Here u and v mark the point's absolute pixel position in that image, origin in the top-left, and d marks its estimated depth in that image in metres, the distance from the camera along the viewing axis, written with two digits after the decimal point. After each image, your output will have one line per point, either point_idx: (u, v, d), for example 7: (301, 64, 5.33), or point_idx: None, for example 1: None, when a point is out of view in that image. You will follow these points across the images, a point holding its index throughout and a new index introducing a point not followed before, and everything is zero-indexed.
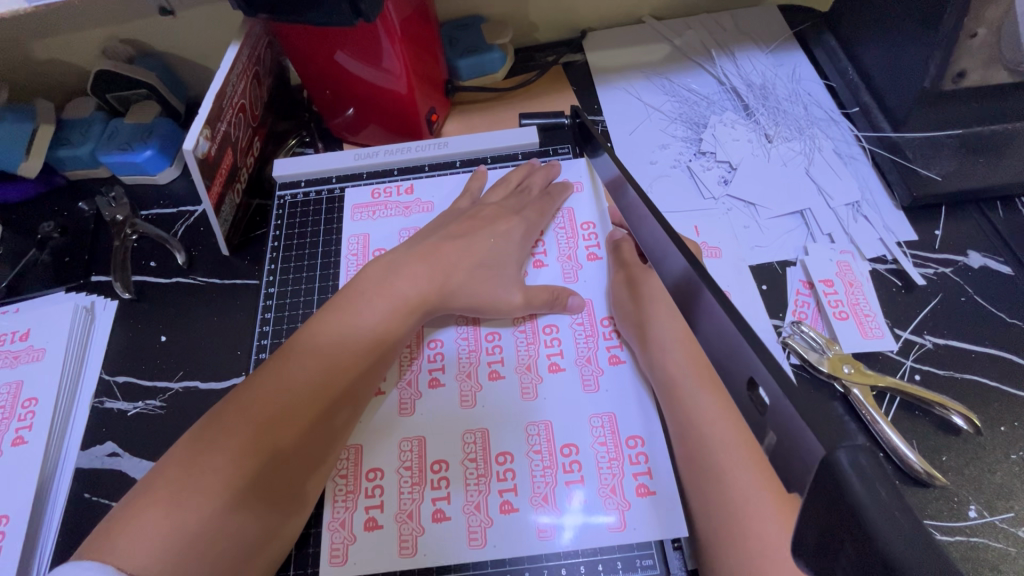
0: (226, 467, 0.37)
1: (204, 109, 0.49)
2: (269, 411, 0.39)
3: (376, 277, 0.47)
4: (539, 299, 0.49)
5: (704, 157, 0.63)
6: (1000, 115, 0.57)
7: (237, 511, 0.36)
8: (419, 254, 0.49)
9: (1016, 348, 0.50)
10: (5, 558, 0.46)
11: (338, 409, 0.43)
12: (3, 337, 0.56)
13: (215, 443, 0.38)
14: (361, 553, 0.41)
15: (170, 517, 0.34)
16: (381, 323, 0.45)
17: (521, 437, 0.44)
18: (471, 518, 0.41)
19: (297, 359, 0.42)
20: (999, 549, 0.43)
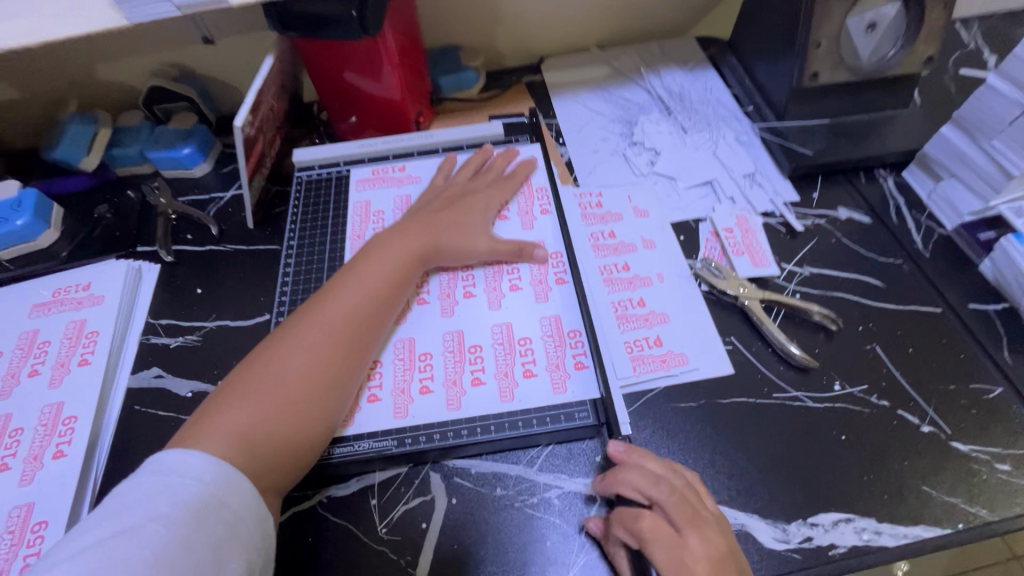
0: (271, 389, 0.49)
1: (248, 99, 0.64)
2: (305, 338, 0.53)
3: (385, 239, 0.62)
4: (506, 249, 0.64)
5: (636, 146, 0.79)
6: (852, 108, 0.75)
7: (284, 417, 0.49)
8: (420, 221, 0.64)
9: (871, 273, 0.65)
10: (73, 447, 0.56)
11: (360, 343, 0.55)
12: (67, 288, 0.68)
13: (266, 363, 0.51)
14: (367, 415, 0.56)
15: (238, 411, 0.48)
16: (388, 276, 0.59)
17: (488, 333, 0.60)
18: (451, 390, 0.57)
19: (323, 302, 0.56)
20: (857, 410, 0.56)
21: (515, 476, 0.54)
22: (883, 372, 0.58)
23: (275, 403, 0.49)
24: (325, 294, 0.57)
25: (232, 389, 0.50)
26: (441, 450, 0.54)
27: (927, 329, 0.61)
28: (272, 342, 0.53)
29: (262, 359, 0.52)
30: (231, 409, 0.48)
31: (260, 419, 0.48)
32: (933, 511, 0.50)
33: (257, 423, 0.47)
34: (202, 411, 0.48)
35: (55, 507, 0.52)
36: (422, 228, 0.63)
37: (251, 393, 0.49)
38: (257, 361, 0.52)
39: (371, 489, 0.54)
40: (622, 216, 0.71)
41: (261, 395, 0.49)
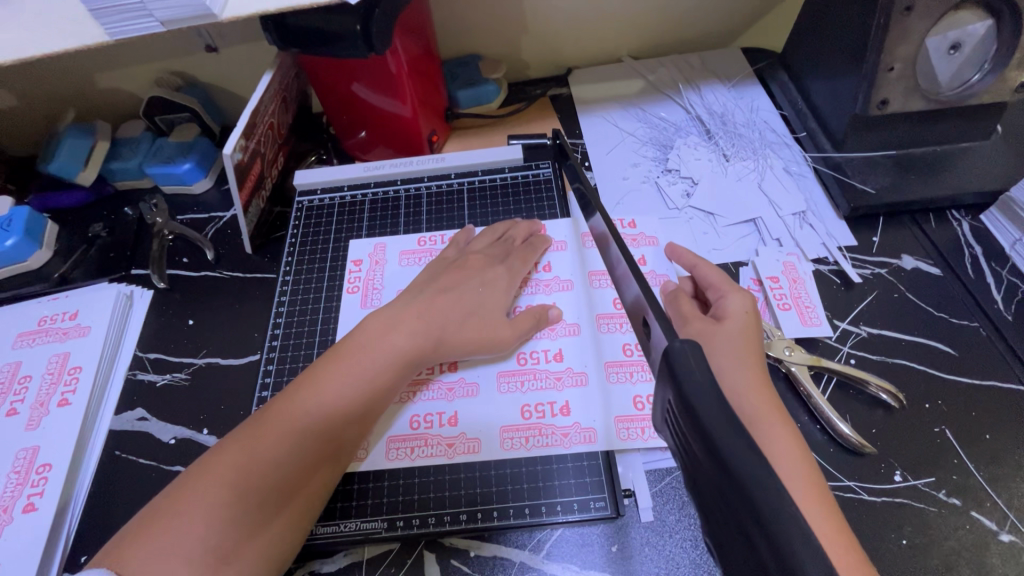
0: (202, 509, 0.41)
1: (241, 122, 0.59)
2: (260, 458, 0.44)
3: (377, 331, 0.52)
4: (525, 325, 0.55)
5: (670, 174, 0.72)
6: (924, 139, 0.66)
7: (222, 539, 0.41)
8: (418, 307, 0.54)
9: (941, 338, 0.57)
10: (46, 499, 0.52)
11: (294, 461, 0.45)
12: (53, 315, 0.64)
13: (218, 478, 0.43)
14: (447, 494, 0.50)
15: (175, 527, 0.40)
16: (364, 370, 0.50)
17: (579, 353, 0.56)
18: (612, 417, 0.52)
19: (286, 409, 0.47)
20: (921, 509, 0.48)
21: (518, 563, 0.47)
22: (954, 463, 0.50)
23: (228, 510, 0.42)
24: (288, 400, 0.48)
25: (171, 500, 0.42)
26: (435, 534, 0.49)
27: (1008, 409, 0.52)
28: (207, 459, 0.44)
29: (196, 476, 0.43)
30: (166, 534, 0.40)
31: (213, 536, 0.40)
32: None
33: (194, 541, 0.40)
34: (139, 520, 0.41)
35: (22, 569, 0.49)
36: (420, 318, 0.53)
37: (189, 507, 0.41)
38: (205, 476, 0.43)
39: (358, 567, 0.48)
40: (656, 239, 0.65)
41: (192, 515, 0.41)
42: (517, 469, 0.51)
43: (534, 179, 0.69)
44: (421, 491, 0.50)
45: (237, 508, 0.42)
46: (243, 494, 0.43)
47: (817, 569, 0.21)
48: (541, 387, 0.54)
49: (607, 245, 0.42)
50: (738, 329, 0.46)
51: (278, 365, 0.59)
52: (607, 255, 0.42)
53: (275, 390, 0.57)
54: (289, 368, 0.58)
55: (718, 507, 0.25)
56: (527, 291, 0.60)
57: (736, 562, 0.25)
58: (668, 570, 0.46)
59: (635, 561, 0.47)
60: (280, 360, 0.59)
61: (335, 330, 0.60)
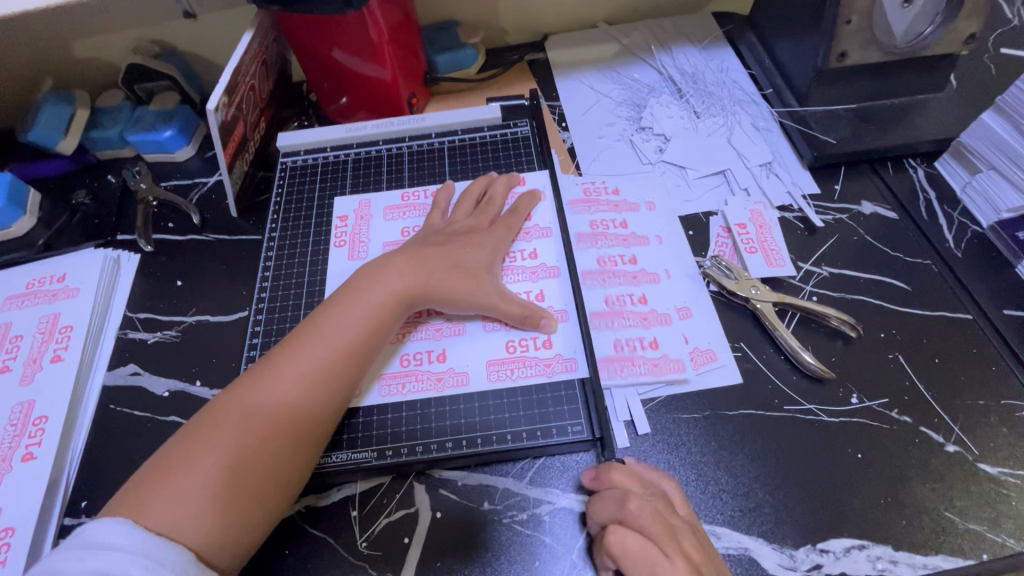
0: (208, 453, 0.44)
1: (223, 80, 0.59)
2: (260, 399, 0.47)
3: (368, 278, 0.55)
4: (511, 314, 0.55)
5: (644, 132, 0.74)
6: (882, 93, 0.69)
7: (226, 480, 0.44)
8: (405, 257, 0.56)
9: (897, 275, 0.60)
10: (44, 448, 0.54)
11: (293, 406, 0.47)
12: (42, 279, 0.65)
13: (222, 423, 0.46)
14: (435, 425, 0.52)
15: (184, 468, 0.43)
16: (357, 322, 0.51)
17: (560, 294, 0.59)
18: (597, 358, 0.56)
19: (285, 357, 0.49)
20: (875, 426, 0.52)
21: (503, 489, 0.51)
22: (906, 385, 0.53)
23: (234, 454, 0.44)
24: (289, 346, 0.50)
25: (183, 443, 0.45)
26: (424, 462, 0.51)
27: (956, 336, 0.56)
28: (213, 407, 0.47)
29: (203, 423, 0.46)
30: (179, 470, 0.43)
31: (219, 476, 0.44)
32: (958, 540, 0.46)
33: (201, 483, 0.43)
34: (157, 460, 0.45)
35: (23, 512, 0.50)
36: (409, 262, 0.55)
37: (197, 451, 0.44)
38: (212, 421, 0.46)
39: (351, 499, 0.51)
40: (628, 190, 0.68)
41: (200, 458, 0.44)
42: (500, 402, 0.53)
43: (513, 137, 0.71)
44: (410, 423, 0.53)
45: (240, 451, 0.45)
46: (247, 433, 0.45)
47: None
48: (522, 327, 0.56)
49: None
50: None
51: (267, 317, 0.60)
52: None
53: (264, 341, 0.59)
54: (279, 322, 0.60)
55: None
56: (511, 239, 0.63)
57: None
58: None
59: None
60: (269, 312, 0.61)
61: (322, 283, 0.62)
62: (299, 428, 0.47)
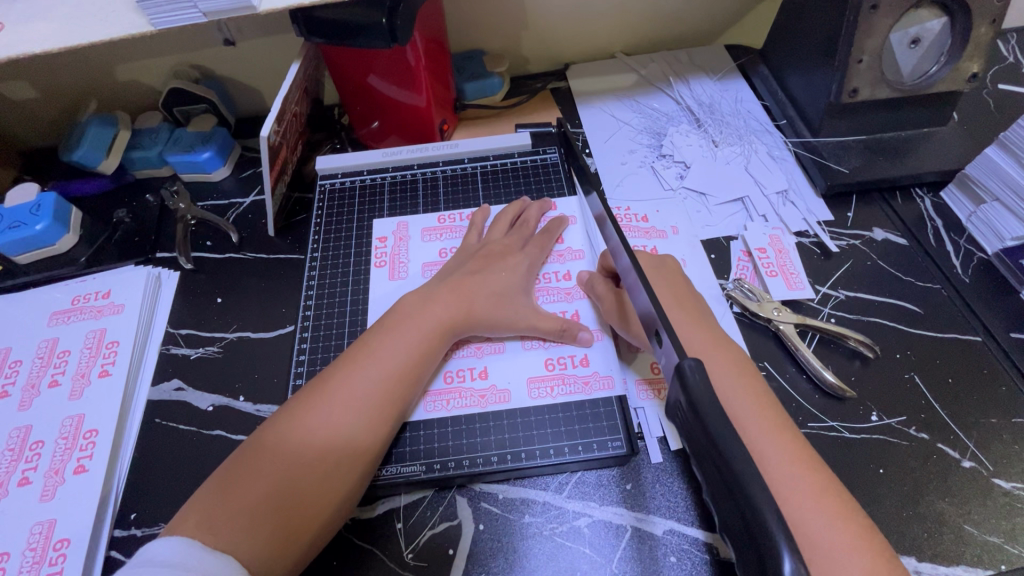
0: (273, 468, 0.47)
1: (274, 109, 0.63)
2: (321, 417, 0.49)
3: (415, 301, 0.57)
4: (550, 329, 0.58)
5: (665, 159, 0.78)
6: (890, 126, 0.73)
7: (289, 494, 0.46)
8: (448, 284, 0.59)
9: (910, 298, 0.64)
10: (95, 460, 0.55)
11: (352, 423, 0.50)
12: (87, 295, 0.67)
13: (272, 449, 0.48)
14: (479, 440, 0.55)
15: (248, 483, 0.46)
16: (409, 344, 0.54)
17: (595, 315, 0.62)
18: (633, 380, 0.58)
19: (340, 376, 0.52)
20: (895, 443, 0.54)
21: (542, 502, 0.53)
22: (922, 403, 0.57)
23: (297, 470, 0.47)
24: (347, 366, 0.53)
25: (247, 459, 0.47)
26: (468, 476, 0.53)
27: (967, 357, 0.59)
28: (276, 423, 0.50)
29: (265, 440, 0.49)
30: (243, 485, 0.46)
31: (282, 489, 0.46)
32: (977, 551, 0.49)
33: (267, 496, 0.45)
34: (223, 473, 0.47)
35: (77, 524, 0.52)
36: (451, 296, 0.58)
37: (261, 466, 0.47)
38: (262, 447, 0.48)
39: (395, 512, 0.53)
40: (650, 216, 0.71)
41: (265, 473, 0.46)
42: (541, 418, 0.56)
43: (542, 164, 0.74)
44: (453, 438, 0.55)
45: (302, 467, 0.47)
46: (310, 449, 0.48)
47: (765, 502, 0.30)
48: (561, 344, 0.59)
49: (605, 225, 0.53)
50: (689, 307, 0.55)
51: (312, 334, 0.63)
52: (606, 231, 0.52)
53: (310, 358, 0.61)
54: (322, 342, 0.62)
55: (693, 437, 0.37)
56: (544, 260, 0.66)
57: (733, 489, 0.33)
58: (677, 501, 0.52)
59: (648, 496, 0.52)
60: (313, 329, 0.63)
61: (363, 302, 0.64)
62: (357, 444, 0.49)
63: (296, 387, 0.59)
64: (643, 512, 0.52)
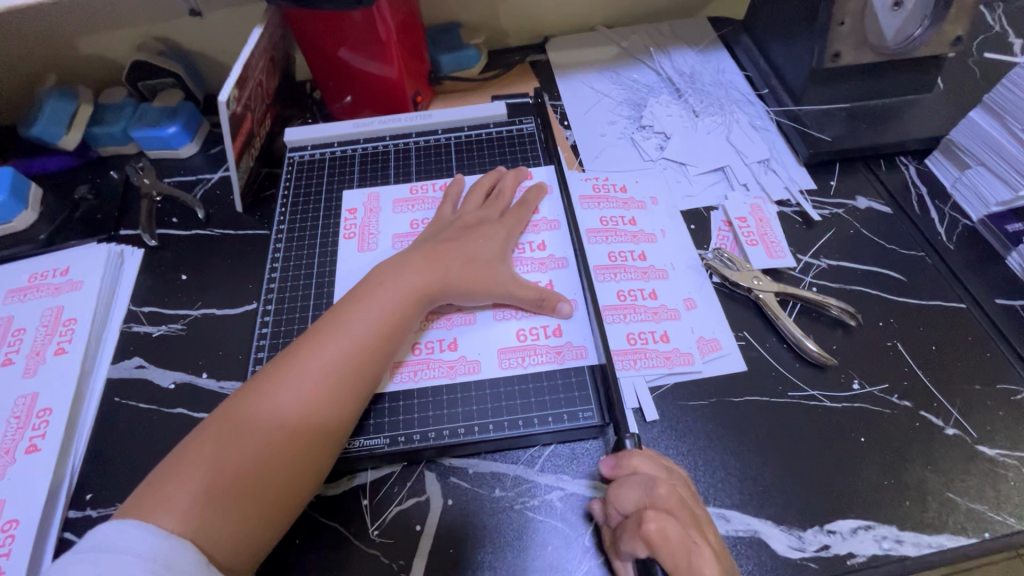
0: (233, 449, 0.44)
1: (234, 72, 0.60)
2: (284, 394, 0.46)
3: (386, 273, 0.55)
4: (528, 298, 0.56)
5: (644, 130, 0.76)
6: (875, 93, 0.71)
7: (251, 476, 0.43)
8: (420, 256, 0.57)
9: (893, 266, 0.62)
10: (49, 439, 0.53)
11: (319, 399, 0.47)
12: (44, 272, 0.64)
13: (228, 433, 0.45)
14: (446, 411, 0.53)
15: (206, 466, 0.43)
16: (381, 316, 0.52)
17: (570, 284, 0.60)
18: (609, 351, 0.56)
19: (307, 349, 0.49)
20: (876, 411, 0.53)
21: (513, 476, 0.51)
22: (905, 370, 0.55)
23: (259, 452, 0.44)
24: (315, 338, 0.50)
25: (204, 439, 0.45)
26: (436, 449, 0.52)
27: (951, 324, 0.58)
28: (236, 400, 0.47)
29: (225, 418, 0.46)
30: (200, 467, 0.43)
31: (242, 471, 0.43)
32: (959, 518, 0.48)
33: (227, 477, 0.43)
34: (177, 454, 0.44)
35: (27, 504, 0.50)
36: (425, 261, 0.56)
37: (221, 447, 0.44)
38: (222, 426, 0.45)
39: (362, 488, 0.51)
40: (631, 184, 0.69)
41: (224, 455, 0.44)
42: (511, 388, 0.54)
43: (518, 134, 0.72)
44: (421, 409, 0.53)
45: (264, 448, 0.44)
46: (274, 428, 0.45)
47: None
48: (534, 314, 0.57)
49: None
50: None
51: (276, 308, 0.61)
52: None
53: (273, 333, 0.59)
54: (286, 319, 0.60)
55: None
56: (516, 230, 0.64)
57: None
58: None
59: None
60: (277, 304, 0.61)
61: (330, 276, 0.62)
62: (325, 421, 0.47)
63: (259, 362, 0.57)
64: None
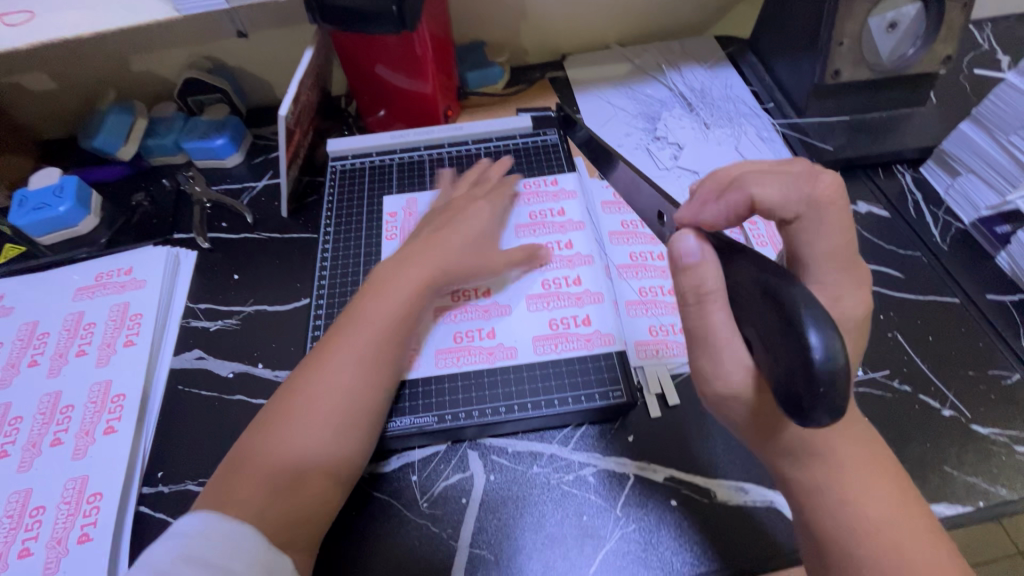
0: (282, 441, 0.49)
1: (291, 90, 0.66)
2: (320, 387, 0.51)
3: (432, 272, 0.60)
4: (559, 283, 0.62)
5: (659, 141, 0.82)
6: (874, 106, 0.77)
7: (303, 463, 0.48)
8: (462, 257, 0.62)
9: (892, 265, 0.68)
10: (124, 422, 0.58)
11: (351, 389, 0.52)
12: (109, 272, 0.70)
13: (257, 457, 0.48)
14: (487, 395, 0.58)
15: (260, 458, 0.48)
16: (393, 310, 0.56)
17: (596, 280, 0.65)
18: (632, 343, 0.61)
19: (334, 345, 0.54)
20: (879, 394, 0.58)
21: (549, 454, 0.56)
22: (905, 359, 0.60)
23: (307, 442, 0.49)
24: (338, 335, 0.55)
25: (256, 434, 0.50)
26: (478, 427, 0.56)
27: (947, 317, 0.63)
28: (278, 398, 0.52)
29: (271, 416, 0.51)
30: (255, 459, 0.48)
31: (293, 460, 0.48)
32: (955, 489, 0.52)
33: (280, 467, 0.48)
34: (233, 451, 0.49)
35: (108, 480, 0.54)
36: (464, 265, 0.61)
37: (272, 439, 0.49)
38: (270, 420, 0.50)
39: (411, 466, 0.56)
40: None
41: (277, 446, 0.48)
42: (546, 372, 0.59)
43: (543, 145, 0.78)
44: (464, 392, 0.58)
45: (311, 436, 0.49)
46: (317, 418, 0.50)
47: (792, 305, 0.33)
48: (564, 306, 0.62)
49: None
50: None
51: (326, 304, 0.66)
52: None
53: (325, 326, 0.64)
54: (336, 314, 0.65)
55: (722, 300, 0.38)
56: (544, 232, 0.69)
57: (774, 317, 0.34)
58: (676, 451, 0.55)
59: (647, 447, 0.56)
60: (328, 300, 0.66)
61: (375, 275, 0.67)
62: (360, 408, 0.52)
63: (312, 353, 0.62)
64: (644, 461, 0.55)
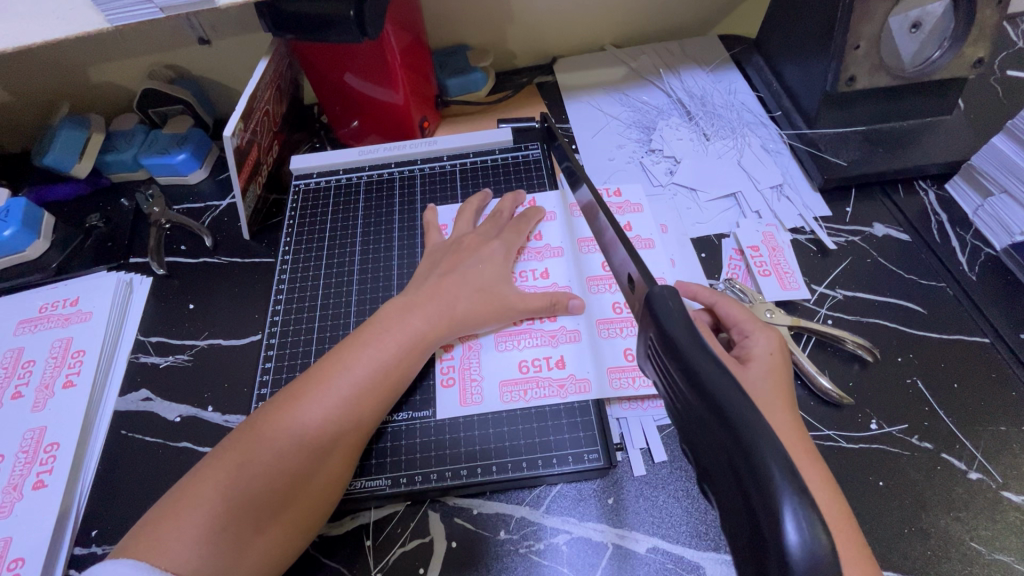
0: (235, 492, 0.43)
1: (239, 107, 0.61)
2: (287, 434, 0.46)
3: (392, 311, 0.55)
4: (540, 305, 0.57)
5: (654, 154, 0.75)
6: (894, 115, 0.69)
7: (252, 522, 0.43)
8: (426, 292, 0.56)
9: (912, 298, 0.60)
10: (55, 475, 0.53)
11: (323, 444, 0.47)
12: (55, 302, 0.65)
13: (243, 452, 0.44)
14: (448, 452, 0.52)
15: (201, 508, 0.42)
16: (384, 358, 0.51)
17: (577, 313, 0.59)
18: (605, 369, 0.55)
19: (311, 386, 0.49)
20: (895, 452, 0.51)
21: (518, 518, 0.50)
22: (926, 410, 0.53)
23: (263, 494, 0.43)
24: (318, 375, 0.49)
25: (200, 480, 0.43)
26: (438, 490, 0.51)
27: (975, 360, 0.56)
28: (236, 439, 0.46)
29: (225, 458, 0.45)
30: (195, 511, 0.42)
31: (243, 516, 0.42)
32: (985, 570, 0.45)
33: (224, 522, 0.42)
34: (175, 493, 0.43)
35: (33, 542, 0.50)
36: (426, 299, 0.55)
37: (219, 486, 0.43)
38: (221, 466, 0.44)
39: (365, 528, 0.50)
40: (641, 206, 0.68)
41: (227, 497, 0.42)
42: (514, 425, 0.53)
43: (524, 160, 0.72)
44: (423, 449, 0.53)
45: (266, 492, 0.43)
46: (283, 468, 0.44)
47: (772, 455, 0.24)
48: (537, 344, 0.57)
49: (595, 215, 0.43)
50: (764, 373, 0.44)
51: (280, 340, 0.60)
52: (595, 225, 0.44)
53: (277, 365, 0.59)
54: (290, 353, 0.59)
55: (694, 428, 0.29)
56: (521, 259, 0.63)
57: (716, 472, 0.27)
58: (663, 517, 0.49)
59: (630, 511, 0.49)
60: (281, 336, 0.60)
61: (333, 307, 0.62)
62: (327, 466, 0.47)
63: (262, 397, 0.57)
64: (625, 528, 0.49)
